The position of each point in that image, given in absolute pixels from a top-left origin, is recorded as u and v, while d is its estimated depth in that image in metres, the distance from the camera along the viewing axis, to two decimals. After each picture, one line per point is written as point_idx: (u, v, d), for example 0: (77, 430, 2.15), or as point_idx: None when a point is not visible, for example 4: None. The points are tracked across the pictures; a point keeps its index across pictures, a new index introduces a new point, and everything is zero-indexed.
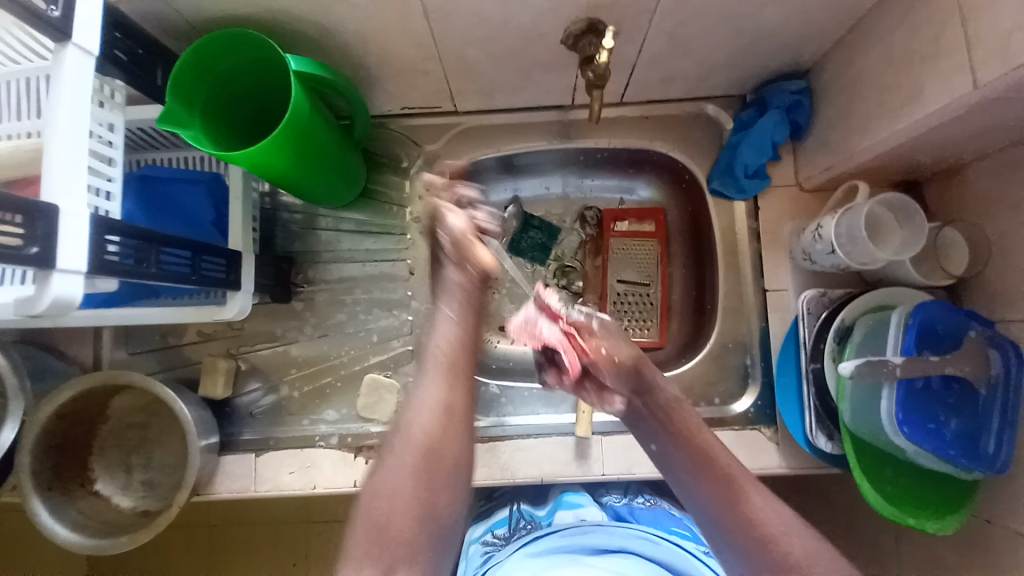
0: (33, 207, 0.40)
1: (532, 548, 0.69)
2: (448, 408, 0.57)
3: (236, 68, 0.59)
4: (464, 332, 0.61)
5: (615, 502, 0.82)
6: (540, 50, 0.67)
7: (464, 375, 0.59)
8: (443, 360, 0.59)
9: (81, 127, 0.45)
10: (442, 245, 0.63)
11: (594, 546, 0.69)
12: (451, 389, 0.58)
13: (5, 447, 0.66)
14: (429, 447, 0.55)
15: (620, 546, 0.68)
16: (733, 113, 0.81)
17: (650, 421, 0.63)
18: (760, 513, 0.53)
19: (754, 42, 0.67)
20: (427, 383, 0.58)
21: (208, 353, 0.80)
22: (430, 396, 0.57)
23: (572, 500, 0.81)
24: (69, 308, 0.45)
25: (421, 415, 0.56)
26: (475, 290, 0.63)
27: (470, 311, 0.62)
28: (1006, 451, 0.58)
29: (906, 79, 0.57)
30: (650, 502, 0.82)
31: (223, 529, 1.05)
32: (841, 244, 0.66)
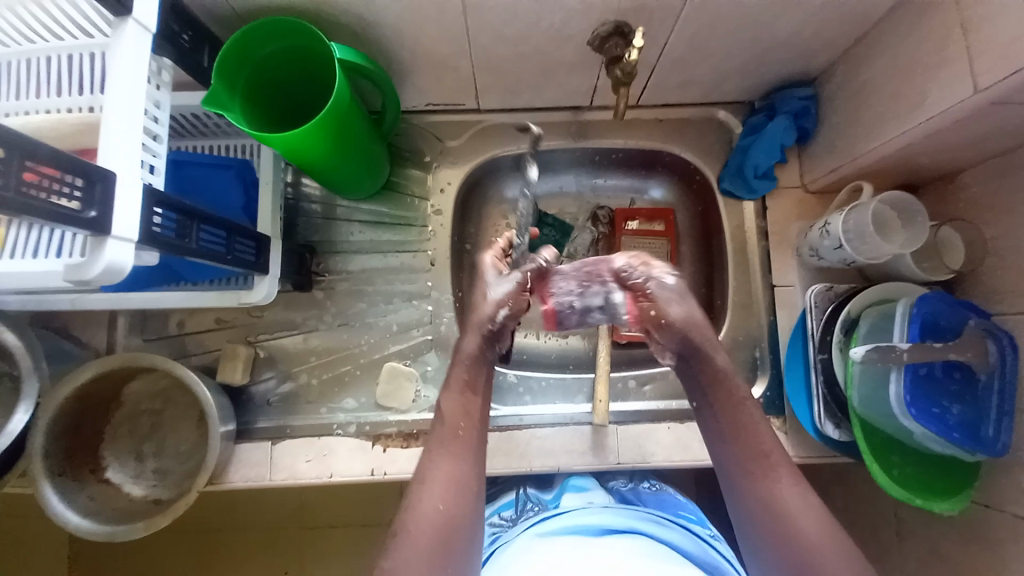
0: (93, 171, 0.41)
1: (540, 529, 0.70)
2: (459, 481, 0.56)
3: (277, 55, 0.60)
4: (471, 402, 0.60)
5: (621, 487, 0.85)
6: (567, 50, 0.70)
7: (465, 438, 0.59)
8: (444, 431, 0.59)
9: (138, 99, 0.47)
10: (489, 319, 0.64)
11: (600, 526, 0.69)
12: (459, 465, 0.57)
13: (18, 432, 0.64)
14: (445, 528, 0.53)
15: (626, 527, 0.69)
16: (742, 118, 0.85)
17: (694, 381, 0.63)
18: (784, 501, 0.54)
19: (767, 49, 0.71)
20: (435, 456, 0.57)
21: (224, 340, 0.79)
22: (440, 472, 0.56)
23: (577, 483, 0.82)
24: (118, 277, 0.45)
25: (432, 490, 0.54)
26: (474, 368, 0.63)
27: (464, 391, 0.61)
28: (1006, 437, 0.60)
29: (911, 84, 0.61)
30: (657, 487, 0.85)
31: (218, 529, 1.03)
32: (849, 239, 0.71)
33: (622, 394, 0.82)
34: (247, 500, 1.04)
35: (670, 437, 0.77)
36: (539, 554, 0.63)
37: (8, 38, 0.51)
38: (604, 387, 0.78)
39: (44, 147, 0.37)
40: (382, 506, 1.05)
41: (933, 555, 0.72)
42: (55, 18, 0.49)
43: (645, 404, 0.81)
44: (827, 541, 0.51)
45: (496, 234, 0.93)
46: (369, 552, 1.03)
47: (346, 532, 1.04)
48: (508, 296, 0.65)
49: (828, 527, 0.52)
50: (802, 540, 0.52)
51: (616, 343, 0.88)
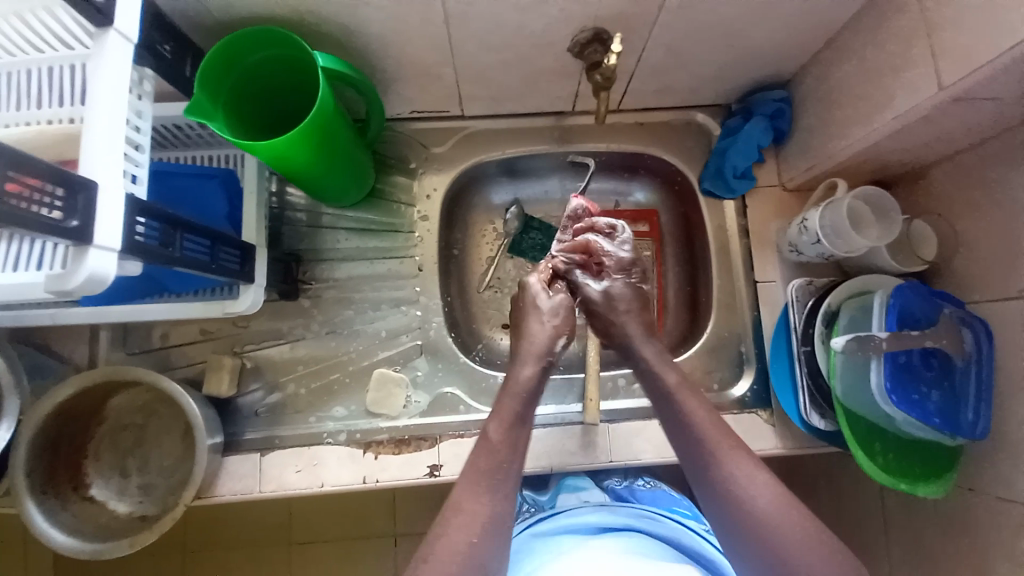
0: (74, 180, 0.41)
1: (539, 528, 0.71)
2: (492, 516, 0.56)
3: (260, 66, 0.60)
4: (518, 433, 0.62)
5: (616, 486, 0.85)
6: (549, 57, 0.72)
7: (502, 475, 0.59)
8: (481, 456, 0.60)
9: (119, 108, 0.47)
10: (548, 350, 0.69)
11: (598, 524, 0.70)
12: (491, 496, 0.57)
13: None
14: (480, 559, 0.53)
15: (624, 524, 0.70)
16: (719, 121, 0.88)
17: (659, 400, 0.65)
18: (737, 479, 0.57)
19: (741, 53, 0.73)
20: (484, 486, 0.57)
21: (209, 351, 0.78)
22: (479, 504, 0.56)
23: (573, 483, 0.83)
24: (100, 286, 0.45)
25: (461, 522, 0.55)
26: (525, 399, 0.65)
27: (513, 420, 0.63)
28: (984, 421, 0.63)
29: (878, 85, 0.63)
30: (651, 484, 0.86)
31: (205, 548, 1.01)
32: (825, 234, 0.73)
33: (612, 392, 0.83)
34: (235, 518, 1.02)
35: (660, 434, 0.78)
36: (536, 554, 0.65)
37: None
38: (595, 386, 0.79)
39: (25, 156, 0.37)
40: (374, 519, 1.03)
41: (919, 541, 0.73)
42: (34, 30, 0.49)
43: (635, 402, 0.82)
44: (783, 515, 0.54)
45: (482, 239, 0.93)
46: (361, 566, 1.02)
47: (338, 545, 1.02)
48: (556, 325, 0.71)
49: (780, 496, 0.56)
50: (763, 519, 0.54)
51: (605, 343, 0.89)
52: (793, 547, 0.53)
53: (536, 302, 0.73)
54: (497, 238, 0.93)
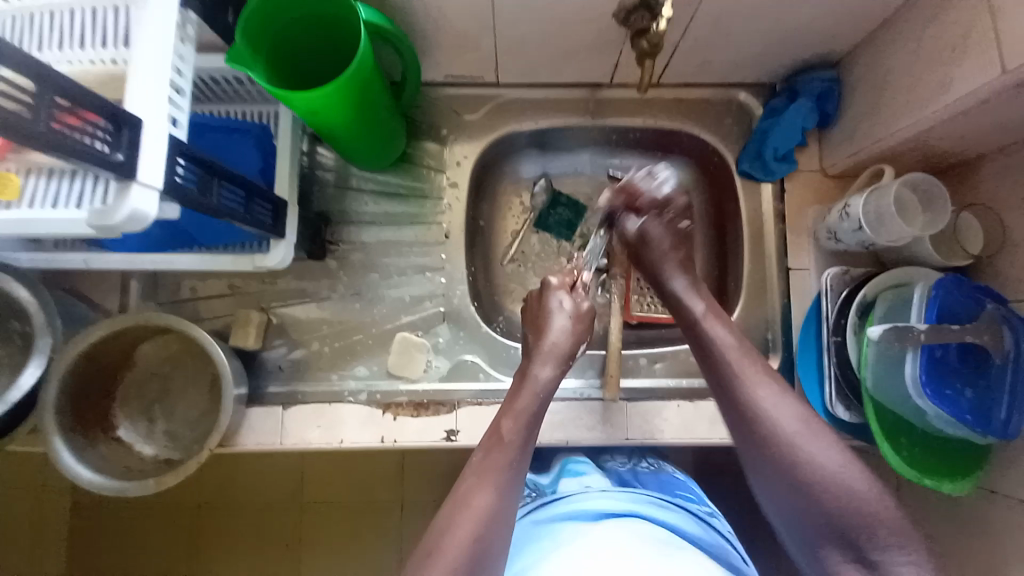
0: (119, 113, 0.41)
1: (537, 516, 0.71)
2: (495, 510, 0.57)
3: (298, 15, 0.59)
4: (531, 429, 0.63)
5: (619, 467, 0.85)
6: (589, 26, 0.69)
7: (514, 471, 0.60)
8: (493, 455, 0.60)
9: (163, 49, 0.46)
10: (567, 353, 0.70)
11: (598, 512, 0.67)
12: (497, 492, 0.58)
13: (29, 389, 0.64)
14: (483, 553, 0.54)
15: (625, 510, 0.67)
16: (763, 100, 0.84)
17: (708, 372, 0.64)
18: (760, 406, 0.59)
19: (792, 30, 0.70)
20: (484, 484, 0.58)
21: (236, 306, 0.80)
22: (479, 501, 0.57)
23: (575, 468, 0.81)
24: (141, 225, 0.45)
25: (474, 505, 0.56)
26: (542, 399, 0.66)
27: (529, 421, 0.63)
28: (1018, 421, 0.60)
29: (937, 68, 0.60)
30: (655, 467, 0.85)
31: (221, 500, 1.04)
32: (868, 221, 0.71)
33: (632, 371, 0.82)
34: (250, 474, 1.05)
35: (678, 416, 0.77)
36: (530, 546, 0.64)
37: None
38: (616, 364, 0.78)
39: (69, 82, 0.37)
40: (385, 483, 1.05)
41: (934, 542, 0.72)
42: None
43: (656, 382, 0.81)
44: (807, 436, 0.57)
45: (508, 212, 0.92)
46: (369, 528, 1.04)
47: (348, 507, 1.05)
48: (575, 329, 0.72)
49: (850, 476, 0.54)
50: (786, 444, 0.56)
51: (627, 324, 0.89)
52: (820, 470, 0.54)
53: (555, 307, 0.72)
54: (523, 212, 0.92)
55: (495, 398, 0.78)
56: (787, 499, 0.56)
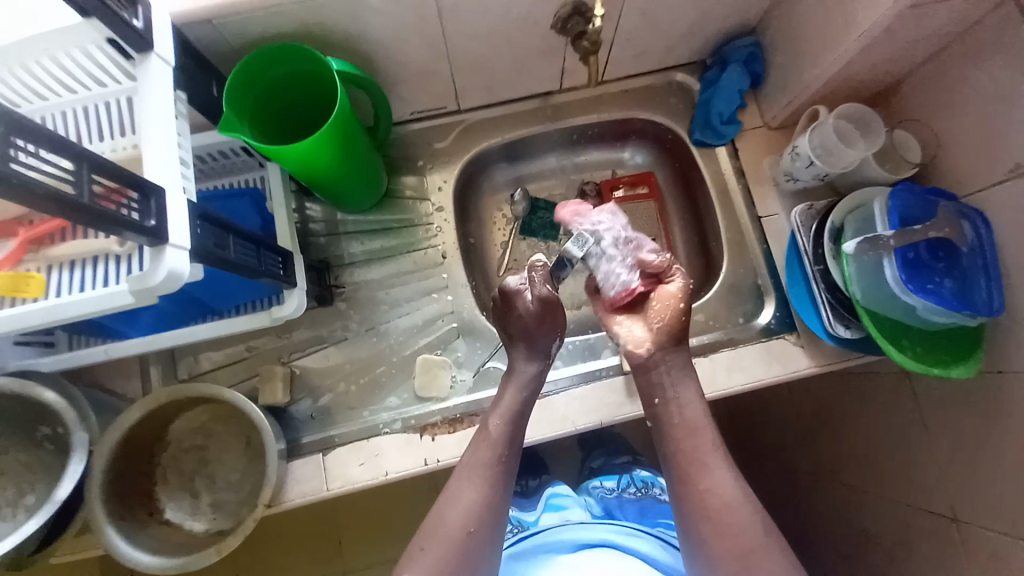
0: (145, 186, 0.45)
1: (515, 550, 0.71)
2: (476, 510, 0.61)
3: (279, 79, 0.65)
4: (505, 440, 0.66)
5: (605, 494, 0.86)
6: (533, 37, 0.77)
7: (503, 467, 0.64)
8: (469, 455, 0.65)
9: (169, 123, 0.50)
10: (545, 346, 0.72)
11: (575, 542, 0.70)
12: (481, 491, 0.62)
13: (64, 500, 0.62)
14: (456, 548, 0.59)
15: (600, 541, 0.69)
16: (698, 77, 0.93)
17: (658, 378, 0.69)
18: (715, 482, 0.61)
19: (709, 7, 0.79)
20: (460, 481, 0.63)
21: (258, 366, 0.81)
22: (465, 497, 0.62)
23: (557, 502, 0.82)
24: (177, 285, 0.48)
25: (457, 513, 0.61)
26: (512, 420, 0.67)
27: (514, 418, 0.67)
28: (998, 298, 0.66)
29: (839, 9, 0.69)
30: (641, 492, 0.86)
31: None
32: (817, 155, 0.78)
33: None
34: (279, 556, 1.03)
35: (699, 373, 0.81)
36: None
37: (20, 97, 0.53)
38: None
39: (102, 160, 0.40)
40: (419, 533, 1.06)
41: (962, 440, 0.75)
42: (72, 73, 0.53)
43: None
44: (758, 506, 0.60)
45: (495, 225, 0.98)
46: None
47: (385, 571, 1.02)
48: (541, 309, 0.70)
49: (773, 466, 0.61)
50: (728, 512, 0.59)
51: None
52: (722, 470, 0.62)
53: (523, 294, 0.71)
54: (507, 223, 0.98)
55: None
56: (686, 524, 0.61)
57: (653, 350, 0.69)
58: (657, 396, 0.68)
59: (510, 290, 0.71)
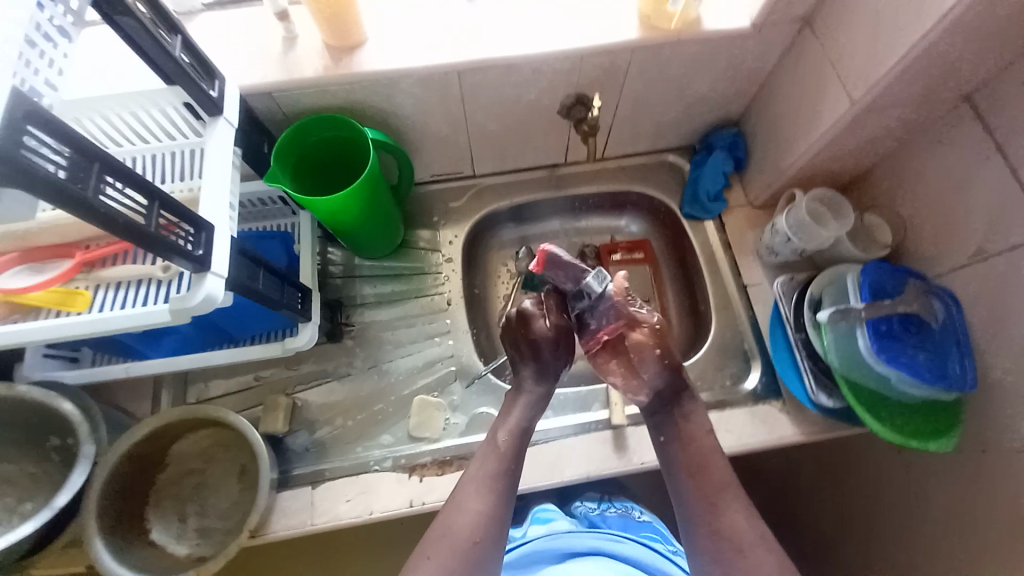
0: (199, 222, 0.53)
1: (510, 560, 0.82)
2: (484, 515, 0.66)
3: (320, 141, 0.76)
4: (515, 451, 0.72)
5: (589, 511, 0.98)
6: (542, 118, 0.89)
7: (507, 477, 0.70)
8: (477, 468, 0.71)
9: (225, 171, 0.60)
10: (550, 368, 0.80)
11: (561, 551, 0.80)
12: (486, 499, 0.67)
13: (61, 508, 0.64)
14: (465, 550, 0.63)
15: (586, 547, 0.79)
16: (688, 158, 1.04)
17: (666, 418, 0.76)
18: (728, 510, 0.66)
19: (696, 102, 0.91)
20: (467, 490, 0.68)
21: (264, 395, 0.86)
22: (472, 506, 0.67)
23: (544, 515, 0.93)
24: (211, 307, 0.55)
25: (466, 521, 0.65)
26: (520, 434, 0.74)
27: (519, 433, 0.74)
28: (971, 372, 0.69)
29: (807, 110, 0.80)
30: (622, 510, 0.97)
31: None
32: (794, 233, 0.86)
33: None
34: None
35: None
36: None
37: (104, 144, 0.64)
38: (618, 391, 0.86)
39: (171, 199, 0.49)
40: None
41: (953, 518, 0.75)
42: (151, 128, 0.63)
43: None
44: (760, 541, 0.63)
45: (499, 279, 1.06)
46: None
47: None
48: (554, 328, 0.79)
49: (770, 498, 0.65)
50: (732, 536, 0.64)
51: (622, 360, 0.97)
52: (722, 480, 0.69)
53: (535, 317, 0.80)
54: (511, 277, 1.06)
55: None
56: (696, 534, 0.67)
57: (650, 397, 0.77)
58: (662, 435, 0.75)
59: (525, 312, 0.80)
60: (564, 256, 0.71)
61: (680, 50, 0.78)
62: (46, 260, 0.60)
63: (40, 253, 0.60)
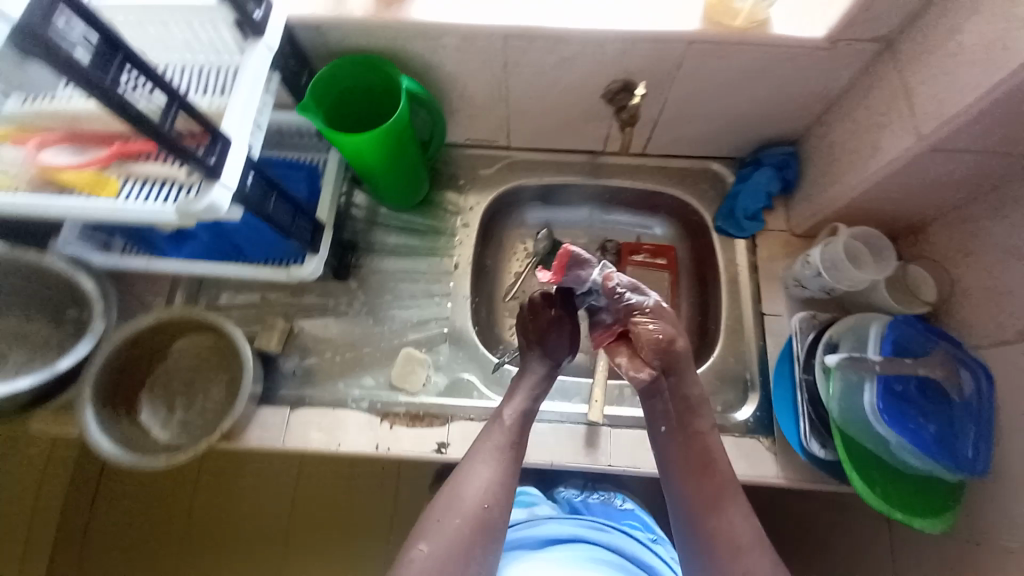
0: (216, 133, 0.56)
1: None
2: (495, 485, 0.67)
3: (358, 83, 0.78)
4: (523, 428, 0.72)
5: (571, 497, 0.94)
6: (584, 100, 0.86)
7: (515, 453, 0.70)
8: (487, 439, 0.71)
9: (253, 92, 0.62)
10: (557, 359, 0.77)
11: (542, 538, 0.75)
12: (495, 471, 0.68)
13: (62, 372, 0.72)
14: (476, 517, 0.65)
15: (569, 534, 0.75)
16: (734, 171, 0.98)
17: (667, 406, 0.68)
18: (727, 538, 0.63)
19: (751, 111, 0.85)
20: (478, 459, 0.69)
21: (266, 315, 0.90)
22: (481, 474, 0.67)
23: (525, 499, 0.87)
24: (215, 215, 0.58)
25: (477, 488, 0.66)
26: (524, 414, 0.73)
27: (524, 411, 0.73)
28: (984, 459, 0.63)
29: (869, 141, 0.73)
30: (604, 498, 0.94)
31: (214, 534, 1.11)
32: (826, 268, 0.80)
33: (617, 400, 0.86)
34: (247, 515, 1.12)
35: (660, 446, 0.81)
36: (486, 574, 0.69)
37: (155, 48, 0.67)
38: (601, 389, 0.83)
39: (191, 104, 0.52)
40: (369, 535, 1.12)
41: None
42: (198, 39, 0.66)
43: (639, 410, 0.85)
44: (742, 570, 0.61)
45: (513, 256, 1.05)
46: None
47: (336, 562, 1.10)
48: (562, 321, 0.78)
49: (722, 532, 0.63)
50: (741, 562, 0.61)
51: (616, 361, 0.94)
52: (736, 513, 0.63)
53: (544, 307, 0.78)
54: (526, 256, 1.05)
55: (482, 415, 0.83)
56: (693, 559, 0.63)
57: (656, 374, 0.68)
58: (663, 423, 0.68)
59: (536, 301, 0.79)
60: (585, 255, 0.75)
61: (739, 52, 0.73)
62: (87, 145, 0.65)
63: (84, 137, 0.65)
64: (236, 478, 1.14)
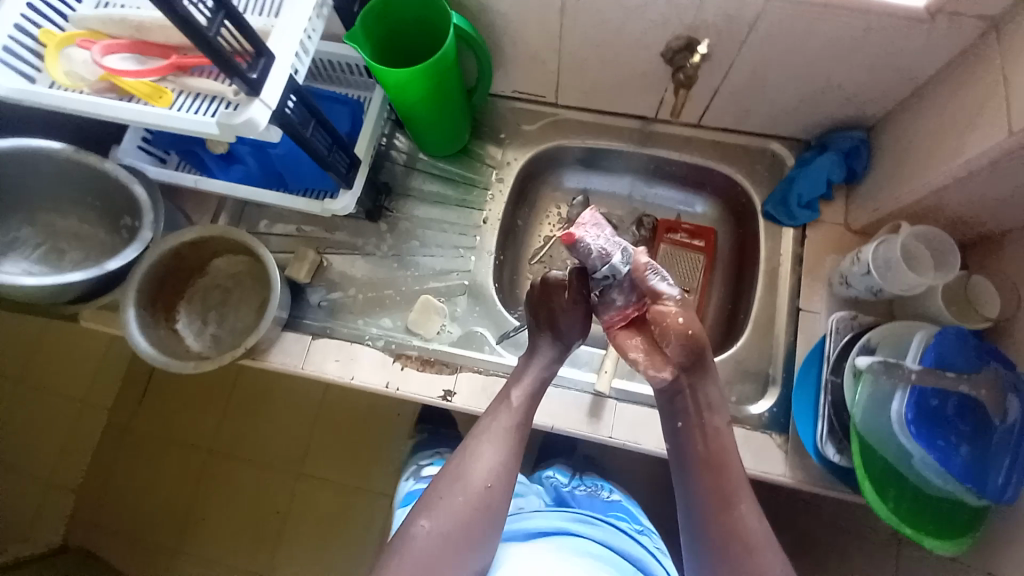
0: (260, 48, 0.56)
1: None
2: (501, 470, 0.65)
3: (410, 19, 0.76)
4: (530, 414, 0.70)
5: (559, 485, 0.91)
6: (641, 59, 0.81)
7: (519, 437, 0.68)
8: (495, 420, 0.68)
9: (301, 13, 0.60)
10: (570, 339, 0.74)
11: (529, 531, 0.73)
12: (501, 455, 0.65)
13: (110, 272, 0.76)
14: (480, 501, 0.62)
15: (555, 528, 0.72)
16: (796, 154, 0.91)
17: (687, 402, 0.65)
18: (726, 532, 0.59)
19: (824, 88, 0.78)
20: (487, 441, 0.66)
21: (297, 246, 0.92)
22: (489, 459, 0.65)
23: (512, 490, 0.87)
24: (254, 132, 0.59)
25: (481, 468, 0.64)
26: (531, 393, 0.71)
27: (534, 389, 0.71)
28: (1014, 488, 0.59)
29: (953, 131, 0.65)
30: (591, 489, 0.90)
31: (232, 450, 1.20)
32: (877, 267, 0.74)
33: (626, 374, 0.85)
34: (264, 437, 1.20)
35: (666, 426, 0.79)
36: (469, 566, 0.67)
37: None
38: (612, 361, 0.83)
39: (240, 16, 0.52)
40: (373, 475, 1.17)
41: None
42: None
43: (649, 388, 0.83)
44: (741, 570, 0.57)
45: (545, 219, 1.03)
46: (353, 514, 1.15)
47: (339, 494, 1.16)
48: (574, 304, 0.73)
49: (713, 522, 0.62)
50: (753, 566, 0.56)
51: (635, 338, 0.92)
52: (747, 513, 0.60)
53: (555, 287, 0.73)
54: (559, 221, 1.02)
55: (493, 369, 0.84)
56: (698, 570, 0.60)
57: (677, 373, 0.65)
58: (681, 420, 0.65)
59: (547, 284, 0.74)
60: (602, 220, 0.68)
61: (819, 18, 0.66)
62: (148, 55, 0.66)
63: (144, 47, 0.66)
64: (259, 401, 1.22)
